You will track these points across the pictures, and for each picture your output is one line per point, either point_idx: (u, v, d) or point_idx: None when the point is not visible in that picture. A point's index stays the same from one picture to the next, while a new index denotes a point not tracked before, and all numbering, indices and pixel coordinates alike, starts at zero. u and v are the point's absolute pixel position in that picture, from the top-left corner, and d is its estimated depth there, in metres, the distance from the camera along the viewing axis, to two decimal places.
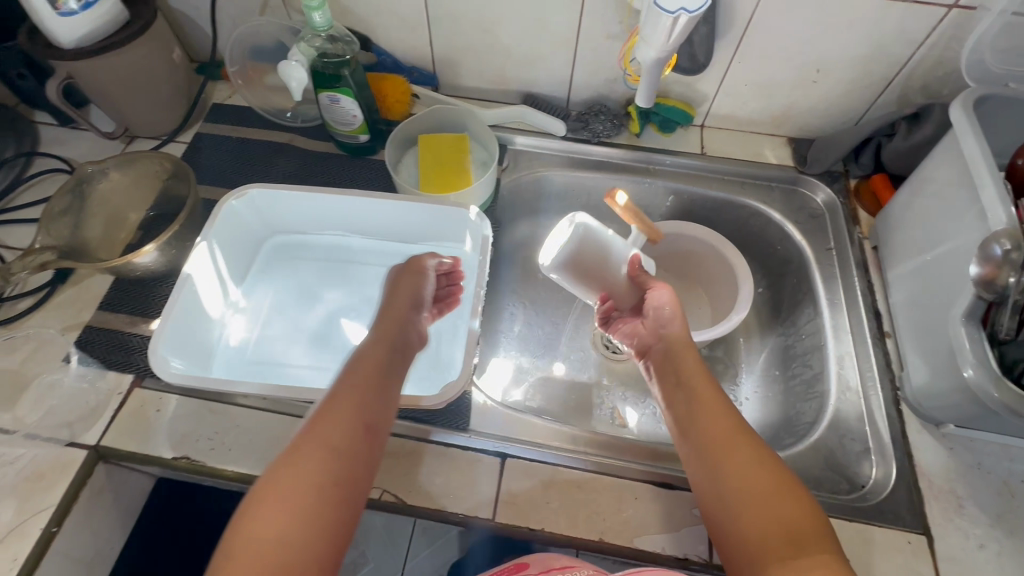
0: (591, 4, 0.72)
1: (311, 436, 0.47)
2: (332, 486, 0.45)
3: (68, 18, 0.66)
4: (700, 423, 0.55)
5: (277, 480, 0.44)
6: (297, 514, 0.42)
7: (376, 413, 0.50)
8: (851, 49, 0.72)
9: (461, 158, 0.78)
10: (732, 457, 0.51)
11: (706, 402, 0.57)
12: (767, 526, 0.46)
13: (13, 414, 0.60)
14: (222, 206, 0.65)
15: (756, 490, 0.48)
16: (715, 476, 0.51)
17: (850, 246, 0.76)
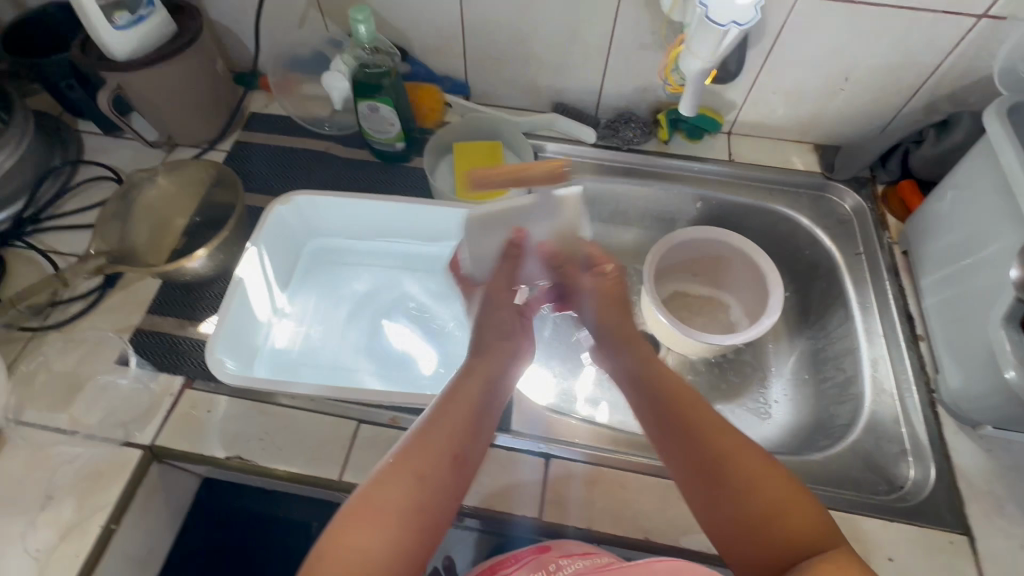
0: (625, 16, 0.74)
1: (404, 463, 0.46)
2: (415, 514, 0.44)
3: (122, 32, 0.68)
4: (684, 440, 0.50)
5: (366, 503, 0.44)
6: (388, 542, 0.43)
7: (467, 444, 0.50)
8: (880, 58, 0.73)
9: (495, 165, 0.80)
10: (736, 468, 0.47)
11: (692, 409, 0.52)
12: (777, 541, 0.44)
13: (69, 415, 0.62)
14: (271, 212, 0.67)
15: (762, 507, 0.46)
16: (717, 493, 0.47)
17: (880, 251, 0.77)
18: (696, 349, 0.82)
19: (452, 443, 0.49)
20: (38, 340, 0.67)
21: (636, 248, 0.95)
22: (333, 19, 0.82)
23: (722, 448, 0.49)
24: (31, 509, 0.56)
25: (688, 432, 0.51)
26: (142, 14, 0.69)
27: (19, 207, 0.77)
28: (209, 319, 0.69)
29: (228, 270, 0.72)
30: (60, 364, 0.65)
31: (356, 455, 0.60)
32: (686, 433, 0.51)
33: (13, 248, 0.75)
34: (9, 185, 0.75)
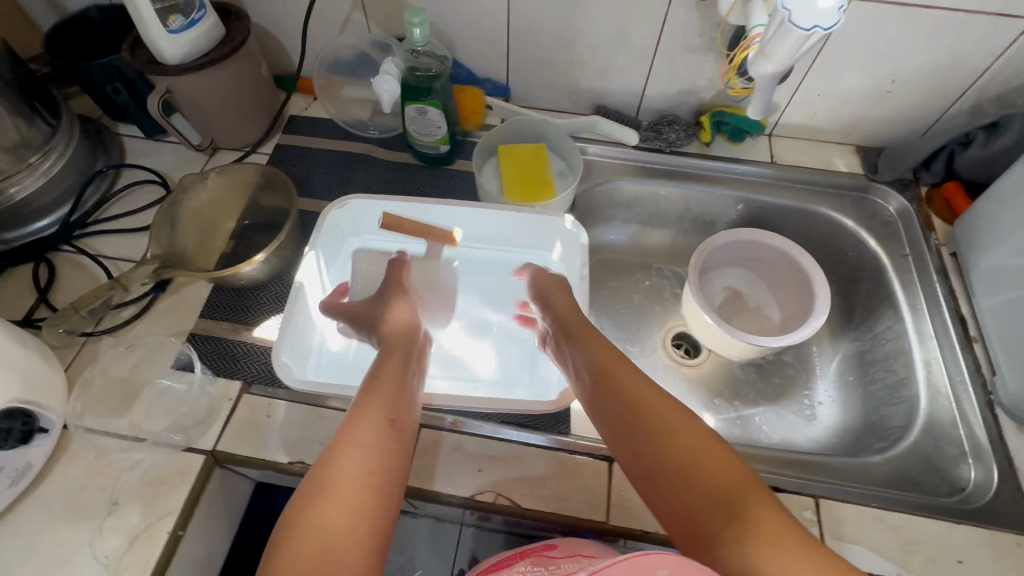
0: (675, 18, 0.74)
1: (343, 437, 0.49)
2: (371, 477, 0.47)
3: (176, 35, 0.68)
4: (613, 408, 0.54)
5: (323, 477, 0.46)
6: (345, 510, 0.45)
7: (402, 410, 0.54)
8: (929, 60, 0.74)
9: (542, 168, 0.79)
10: (664, 429, 0.51)
11: (618, 379, 0.56)
12: (703, 499, 0.46)
13: (128, 420, 0.62)
14: (326, 216, 0.68)
15: (683, 464, 0.48)
16: (645, 458, 0.51)
17: (928, 252, 0.77)
18: (741, 351, 0.82)
19: (386, 409, 0.52)
20: (91, 345, 0.66)
21: (674, 250, 0.95)
22: (377, 21, 0.82)
23: (645, 411, 0.53)
24: (97, 516, 0.56)
25: (615, 401, 0.55)
26: (195, 17, 0.69)
27: (65, 211, 0.76)
28: (262, 323, 0.69)
29: (281, 273, 0.72)
30: (114, 369, 0.65)
31: (419, 459, 0.60)
32: (613, 397, 0.55)
33: (61, 252, 0.75)
34: (55, 189, 0.75)
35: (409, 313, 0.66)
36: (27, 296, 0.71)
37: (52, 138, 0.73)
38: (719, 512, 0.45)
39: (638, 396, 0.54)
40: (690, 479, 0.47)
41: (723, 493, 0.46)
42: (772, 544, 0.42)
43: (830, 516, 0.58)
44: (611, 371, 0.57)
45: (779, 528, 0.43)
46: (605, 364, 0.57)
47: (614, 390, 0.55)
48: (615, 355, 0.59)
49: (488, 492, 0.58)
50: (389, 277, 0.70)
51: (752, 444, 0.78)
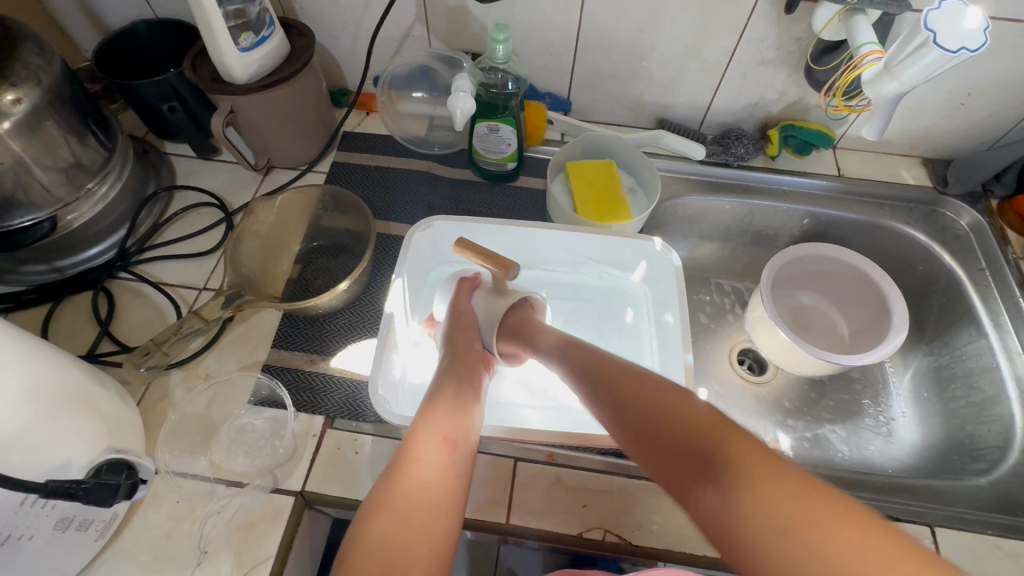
0: (754, 32, 0.72)
1: (402, 455, 0.47)
2: (429, 494, 0.45)
3: (246, 54, 0.65)
4: (579, 383, 0.51)
5: (380, 491, 0.45)
6: (402, 522, 0.42)
7: (460, 428, 0.51)
8: (1007, 73, 0.73)
9: (613, 183, 0.76)
10: (638, 393, 0.46)
11: (582, 358, 0.53)
12: (670, 449, 0.40)
13: (209, 460, 0.58)
14: (412, 239, 0.69)
15: (651, 422, 0.43)
16: (616, 424, 0.46)
17: (1007, 266, 0.76)
18: (815, 369, 0.79)
19: (445, 428, 0.50)
20: (161, 379, 0.63)
21: (735, 264, 0.93)
22: (439, 35, 0.79)
23: (609, 380, 0.49)
24: (186, 567, 0.52)
25: (585, 371, 0.51)
26: (265, 34, 0.66)
27: (121, 236, 0.73)
28: (339, 353, 0.65)
29: (356, 298, 0.70)
30: (188, 405, 0.61)
31: (518, 495, 0.58)
32: (577, 373, 0.52)
33: (118, 280, 0.71)
34: (111, 213, 0.71)
35: (473, 338, 0.63)
36: (88, 329, 0.67)
37: (110, 161, 0.70)
38: (684, 462, 0.39)
39: (607, 366, 0.50)
40: (657, 433, 0.42)
41: (689, 439, 0.40)
42: (745, 479, 0.35)
43: (947, 544, 0.57)
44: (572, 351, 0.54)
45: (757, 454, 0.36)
46: (571, 346, 0.55)
47: (578, 368, 0.52)
48: (575, 339, 0.57)
49: (597, 529, 0.56)
50: (454, 298, 0.68)
51: (833, 464, 0.76)
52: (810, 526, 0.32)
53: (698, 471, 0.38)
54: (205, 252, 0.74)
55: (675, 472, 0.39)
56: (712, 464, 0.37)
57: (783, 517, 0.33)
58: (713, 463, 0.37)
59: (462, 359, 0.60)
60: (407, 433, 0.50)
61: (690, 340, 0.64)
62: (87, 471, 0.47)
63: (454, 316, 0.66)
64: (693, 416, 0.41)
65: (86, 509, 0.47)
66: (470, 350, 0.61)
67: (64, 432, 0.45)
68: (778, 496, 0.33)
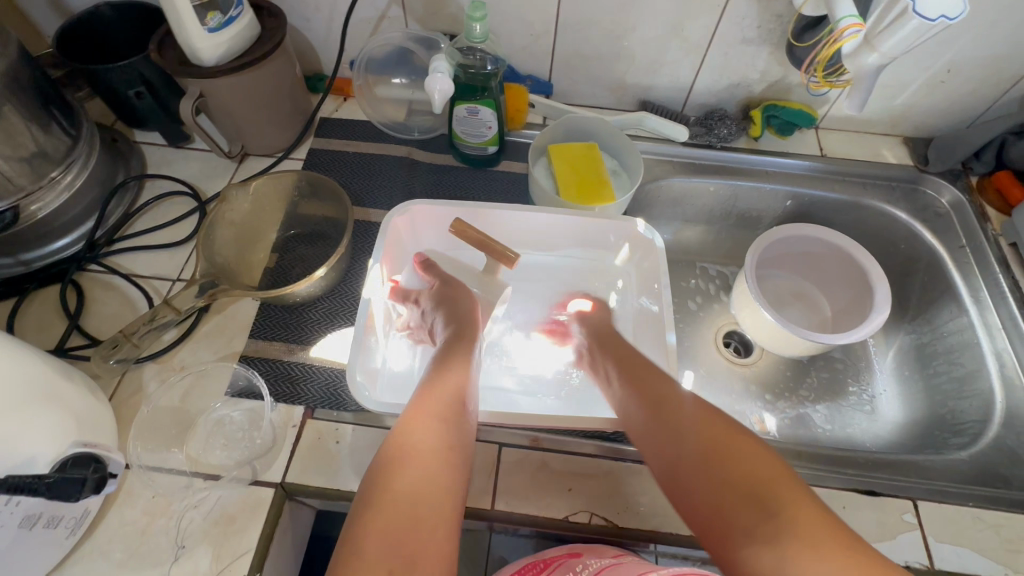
0: (734, 10, 0.71)
1: (419, 411, 0.49)
2: (448, 451, 0.47)
3: (214, 35, 0.63)
4: (642, 404, 0.54)
5: (401, 443, 0.46)
6: (428, 477, 0.45)
7: (470, 393, 0.54)
8: (985, 49, 0.73)
9: (595, 166, 0.75)
10: (691, 423, 0.50)
11: (642, 378, 0.56)
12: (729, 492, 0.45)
13: (185, 454, 0.57)
14: (390, 222, 0.68)
15: (717, 454, 0.47)
16: (666, 451, 0.50)
17: (986, 243, 0.76)
18: (799, 349, 0.79)
19: (453, 393, 0.52)
20: (133, 373, 0.61)
21: (719, 247, 0.93)
22: (415, 16, 0.77)
23: (667, 398, 0.53)
24: (163, 562, 0.51)
25: (642, 392, 0.55)
26: (233, 14, 0.64)
27: (89, 227, 0.70)
28: (319, 342, 0.64)
29: (335, 286, 0.68)
30: (162, 398, 0.60)
31: (503, 481, 0.57)
32: (636, 393, 0.55)
33: (87, 272, 0.69)
34: (79, 203, 0.69)
35: (467, 300, 0.65)
36: (56, 322, 0.65)
37: (75, 149, 0.67)
38: (745, 502, 0.43)
39: (661, 391, 0.54)
40: (726, 472, 0.45)
41: (754, 482, 0.44)
42: (805, 540, 0.39)
43: (930, 518, 0.57)
44: (634, 371, 0.58)
45: (815, 520, 0.41)
46: (630, 367, 0.59)
47: (640, 390, 0.55)
48: (636, 358, 0.60)
49: (583, 512, 0.56)
50: (438, 273, 0.68)
51: (818, 443, 0.76)
52: None
53: (758, 517, 0.42)
54: (178, 242, 0.72)
55: (734, 515, 0.43)
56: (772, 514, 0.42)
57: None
58: (769, 515, 0.42)
59: (472, 323, 0.62)
60: (414, 395, 0.51)
61: (672, 320, 0.64)
62: (52, 466, 0.45)
63: (442, 285, 0.66)
64: (763, 472, 0.45)
65: (55, 506, 0.46)
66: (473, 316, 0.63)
67: (31, 425, 0.44)
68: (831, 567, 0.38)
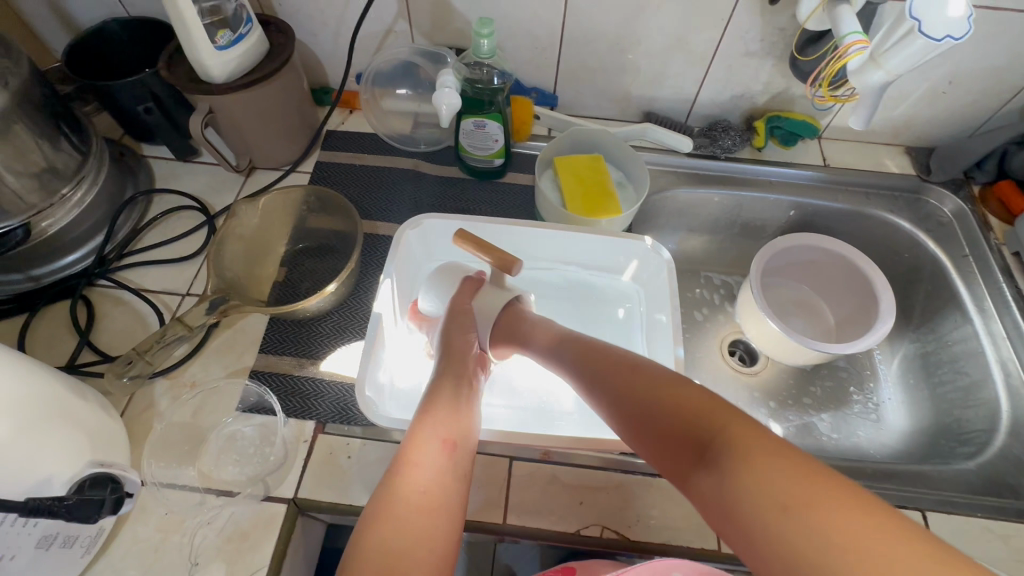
0: (738, 23, 0.72)
1: (400, 459, 0.48)
2: (430, 497, 0.46)
3: (223, 53, 0.63)
4: (585, 380, 0.52)
5: (381, 497, 0.46)
6: (404, 527, 0.43)
7: (459, 431, 0.52)
8: (987, 61, 0.73)
9: (601, 178, 0.75)
10: (620, 377, 0.49)
11: (581, 355, 0.54)
12: (681, 438, 0.42)
13: (197, 470, 0.57)
14: (403, 236, 0.69)
15: (648, 402, 0.46)
16: (616, 414, 0.48)
17: (990, 252, 0.77)
18: (804, 358, 0.79)
19: (444, 430, 0.51)
20: (144, 389, 0.61)
21: (724, 256, 0.93)
22: (422, 31, 0.78)
23: (595, 363, 0.52)
24: None
25: (586, 369, 0.52)
26: (243, 32, 0.64)
27: (98, 242, 0.70)
28: (329, 356, 0.64)
29: (345, 301, 0.68)
30: (174, 414, 0.60)
31: (514, 494, 0.57)
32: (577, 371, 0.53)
33: (97, 287, 0.69)
34: (88, 219, 0.69)
35: (466, 335, 0.62)
36: (66, 338, 0.65)
37: (85, 165, 0.68)
38: (686, 444, 0.42)
39: (592, 356, 0.53)
40: (661, 417, 0.44)
41: (690, 417, 0.43)
42: (747, 453, 0.38)
43: (939, 529, 0.58)
44: (569, 347, 0.56)
45: (749, 435, 0.39)
46: (562, 341, 0.57)
47: (579, 363, 0.54)
48: (564, 332, 0.58)
49: (594, 526, 0.56)
50: (454, 298, 0.66)
51: (825, 452, 0.76)
52: (800, 506, 0.34)
53: (698, 449, 0.41)
54: (187, 257, 0.72)
55: (679, 457, 0.42)
56: (709, 447, 0.40)
57: (778, 495, 0.36)
58: (711, 446, 0.40)
59: (466, 364, 0.59)
60: (403, 445, 0.50)
61: (681, 335, 0.64)
62: (69, 487, 0.46)
63: (451, 316, 0.64)
64: (705, 406, 0.43)
65: (71, 525, 0.46)
66: (466, 354, 0.60)
67: (47, 445, 0.44)
68: (775, 476, 0.36)
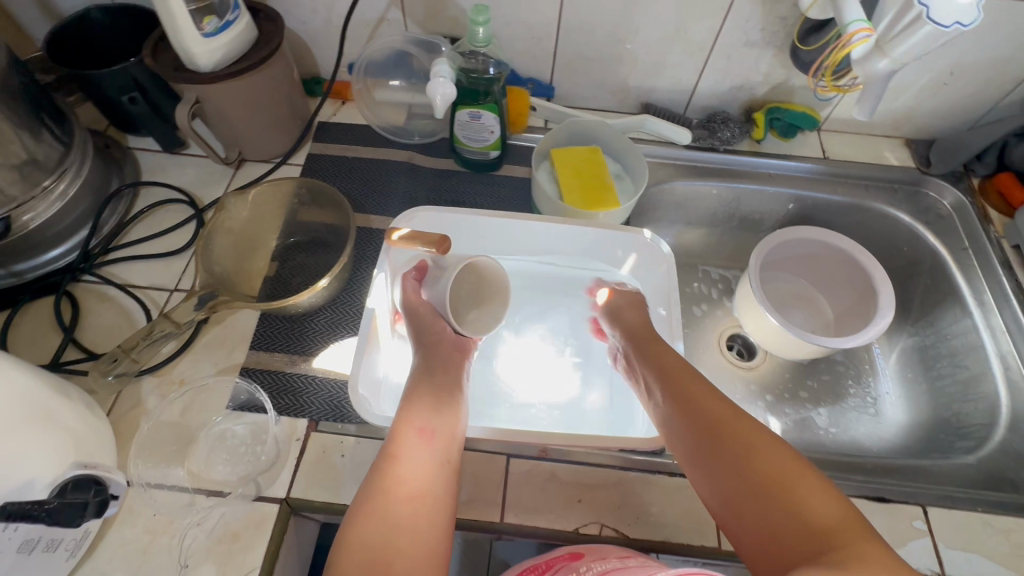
0: (738, 12, 0.71)
1: (382, 454, 0.49)
2: (407, 486, 0.47)
3: (209, 40, 0.61)
4: (694, 427, 0.51)
5: (365, 490, 0.47)
6: (390, 524, 0.44)
7: (435, 418, 0.52)
8: (990, 51, 0.72)
9: (599, 171, 0.74)
10: (739, 440, 0.48)
11: (691, 400, 0.53)
12: (788, 529, 0.42)
13: (186, 470, 0.55)
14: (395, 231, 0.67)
15: (772, 480, 0.45)
16: (730, 478, 0.47)
17: (989, 245, 0.77)
18: (802, 353, 0.79)
19: (420, 421, 0.51)
20: (132, 387, 0.59)
21: (722, 250, 0.92)
22: (415, 19, 0.76)
23: (717, 418, 0.50)
24: None
25: (704, 423, 0.51)
26: (230, 18, 0.62)
27: (83, 236, 0.69)
28: (322, 353, 0.63)
29: (338, 295, 0.67)
30: (163, 413, 0.58)
31: (512, 493, 0.56)
32: (681, 414, 0.52)
33: (82, 282, 0.67)
34: (72, 212, 0.67)
35: (435, 325, 0.62)
36: (50, 335, 0.64)
37: (67, 157, 0.65)
38: (801, 540, 0.41)
39: (707, 407, 0.52)
40: (776, 499, 0.44)
41: (813, 518, 0.42)
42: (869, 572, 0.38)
43: (941, 523, 0.57)
44: (679, 385, 0.55)
45: (877, 557, 0.39)
46: (677, 380, 0.55)
47: (689, 407, 0.52)
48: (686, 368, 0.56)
49: (593, 524, 0.55)
50: (405, 296, 0.66)
51: (824, 447, 0.75)
52: None
53: (814, 550, 0.40)
54: (175, 251, 0.70)
55: (786, 549, 0.41)
56: (825, 552, 0.40)
57: None
58: (830, 552, 0.39)
59: (438, 351, 0.60)
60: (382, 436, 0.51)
61: (679, 329, 0.64)
62: (52, 490, 0.45)
63: (410, 314, 0.64)
64: (837, 518, 0.42)
65: (54, 529, 0.45)
66: (437, 342, 0.61)
67: (30, 445, 0.43)
68: None
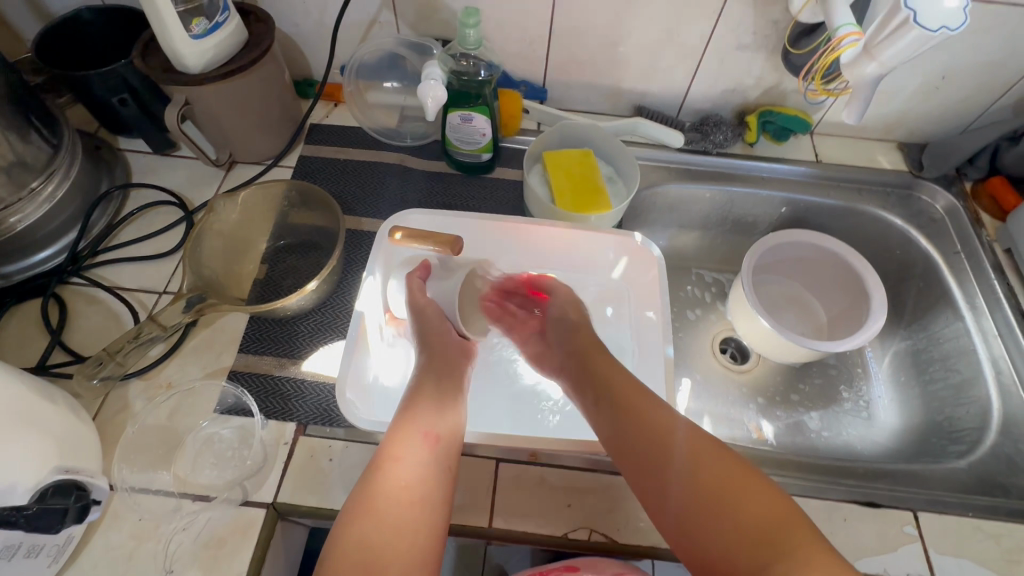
0: (730, 16, 0.71)
1: (382, 455, 0.48)
2: (408, 490, 0.47)
3: (198, 42, 0.61)
4: (638, 444, 0.52)
5: (363, 492, 0.46)
6: (390, 529, 0.45)
7: (440, 422, 0.52)
8: (982, 56, 0.73)
9: (590, 174, 0.74)
10: (677, 451, 0.50)
11: (637, 413, 0.53)
12: (738, 539, 0.45)
13: (173, 474, 0.55)
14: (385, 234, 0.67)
15: (713, 490, 0.48)
16: (675, 490, 0.49)
17: (981, 249, 0.76)
18: (794, 356, 0.79)
19: (425, 424, 0.51)
20: (119, 391, 0.59)
21: (716, 253, 0.92)
22: (407, 21, 0.76)
23: (657, 428, 0.52)
24: None
25: (641, 433, 0.52)
26: (219, 20, 0.62)
27: (72, 238, 0.68)
28: (311, 356, 0.63)
29: (327, 299, 0.67)
30: (149, 417, 0.58)
31: (501, 498, 0.56)
32: (625, 428, 0.53)
33: (70, 284, 0.67)
34: (61, 214, 0.67)
35: (443, 327, 0.64)
36: (38, 338, 0.63)
37: (56, 159, 0.65)
38: (752, 549, 0.45)
39: (646, 414, 0.53)
40: (722, 510, 0.47)
41: (759, 526, 0.45)
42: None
43: (932, 529, 0.57)
44: (622, 396, 0.55)
45: (819, 556, 0.43)
46: (616, 390, 0.56)
47: (631, 417, 0.53)
48: (622, 375, 0.57)
49: (583, 529, 0.55)
50: (408, 295, 0.66)
51: (817, 451, 0.75)
52: None
53: (764, 560, 0.44)
54: (164, 253, 0.70)
55: (738, 557, 0.45)
56: (777, 562, 0.43)
57: None
58: (780, 561, 0.43)
59: (444, 353, 0.61)
60: (385, 435, 0.51)
61: (670, 334, 0.63)
62: (31, 496, 0.44)
63: (417, 314, 0.64)
64: (773, 520, 0.46)
65: (35, 535, 0.44)
66: (445, 344, 0.62)
67: (10, 450, 0.42)
68: None
